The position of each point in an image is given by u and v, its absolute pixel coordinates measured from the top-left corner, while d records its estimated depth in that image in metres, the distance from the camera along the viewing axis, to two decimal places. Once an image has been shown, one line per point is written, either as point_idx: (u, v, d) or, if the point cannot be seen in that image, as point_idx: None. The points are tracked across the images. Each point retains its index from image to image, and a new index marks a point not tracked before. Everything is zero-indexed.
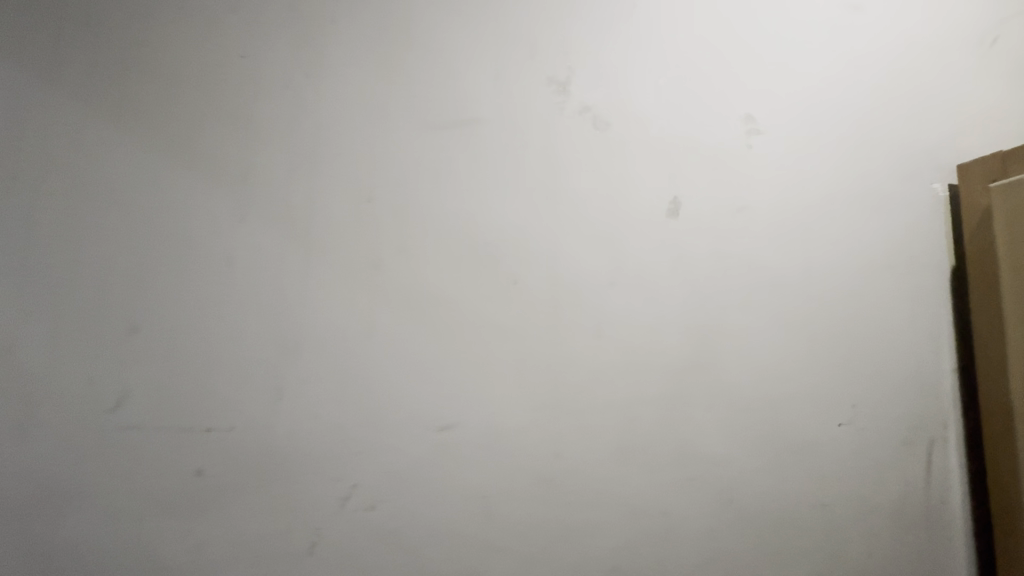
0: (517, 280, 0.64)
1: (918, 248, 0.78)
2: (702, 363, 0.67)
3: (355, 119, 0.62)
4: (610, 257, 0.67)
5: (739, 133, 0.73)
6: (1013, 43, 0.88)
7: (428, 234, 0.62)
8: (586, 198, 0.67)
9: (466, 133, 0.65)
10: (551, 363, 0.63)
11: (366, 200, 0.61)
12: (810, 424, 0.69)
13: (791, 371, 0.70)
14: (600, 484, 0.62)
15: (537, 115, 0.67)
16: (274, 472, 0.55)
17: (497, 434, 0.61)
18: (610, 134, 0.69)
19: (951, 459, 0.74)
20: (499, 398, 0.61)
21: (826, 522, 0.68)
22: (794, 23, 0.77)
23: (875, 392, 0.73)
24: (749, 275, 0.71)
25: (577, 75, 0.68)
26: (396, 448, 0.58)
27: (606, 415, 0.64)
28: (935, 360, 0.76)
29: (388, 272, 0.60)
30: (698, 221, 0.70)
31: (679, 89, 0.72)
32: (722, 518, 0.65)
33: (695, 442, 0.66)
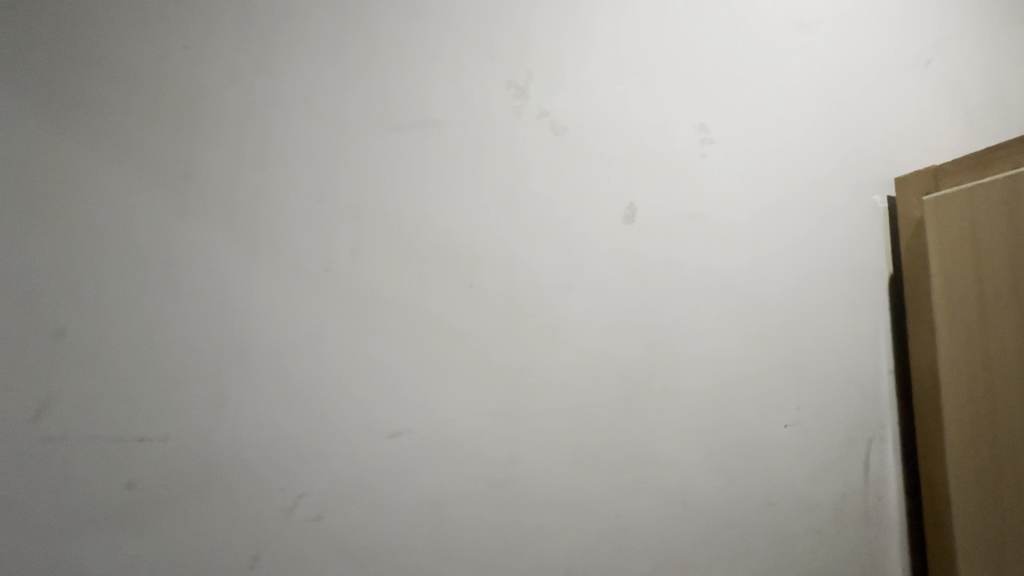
0: (473, 283, 0.63)
1: (858, 257, 0.82)
2: (655, 367, 0.68)
3: (307, 117, 0.60)
4: (567, 262, 0.67)
5: (693, 142, 0.75)
6: (945, 66, 0.94)
7: (381, 236, 0.61)
8: (543, 202, 0.67)
9: (424, 135, 0.64)
10: (507, 367, 0.63)
11: (317, 200, 0.59)
12: (757, 425, 0.72)
13: (740, 374, 0.72)
14: (553, 487, 0.62)
15: (494, 119, 0.67)
16: (214, 483, 0.53)
17: (450, 440, 0.60)
18: (567, 140, 0.69)
19: (887, 458, 0.78)
20: (453, 403, 0.61)
21: (772, 520, 0.70)
22: (746, 37, 0.80)
23: (818, 395, 0.75)
24: (702, 281, 0.72)
25: (536, 80, 0.69)
26: (345, 456, 0.57)
27: (561, 420, 0.64)
28: (874, 364, 0.80)
29: (340, 275, 0.59)
30: (653, 227, 0.71)
31: (636, 97, 0.73)
32: (673, 518, 0.66)
33: (648, 445, 0.67)
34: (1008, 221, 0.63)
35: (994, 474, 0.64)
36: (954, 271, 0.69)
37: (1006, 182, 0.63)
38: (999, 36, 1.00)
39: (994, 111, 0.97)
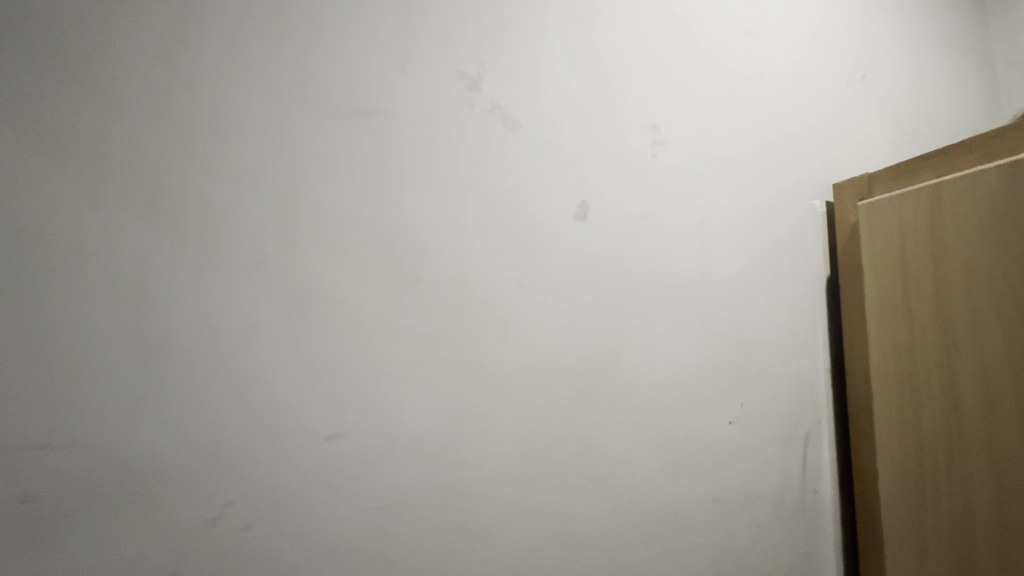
0: (420, 279, 0.61)
1: (799, 259, 0.85)
2: (604, 365, 0.68)
3: (242, 99, 0.56)
4: (518, 258, 0.66)
5: (645, 142, 0.76)
6: (879, 80, 0.99)
7: (322, 228, 0.58)
8: (494, 197, 0.66)
9: (370, 124, 0.61)
10: (454, 366, 0.61)
11: (251, 187, 0.55)
12: (702, 422, 0.73)
13: (686, 372, 0.73)
14: (500, 488, 0.61)
15: (444, 110, 0.65)
16: (129, 492, 0.48)
17: (392, 441, 0.58)
18: (520, 135, 0.68)
19: (823, 453, 0.81)
20: (396, 403, 0.58)
21: (715, 515, 0.72)
22: (696, 42, 0.81)
23: (760, 392, 0.78)
24: (651, 280, 0.73)
25: (489, 73, 0.67)
26: (278, 460, 0.53)
27: (509, 420, 0.63)
28: (812, 362, 0.83)
29: (275, 267, 0.55)
30: (604, 226, 0.71)
31: (589, 95, 0.73)
32: (620, 516, 0.66)
33: (596, 443, 0.66)
34: (932, 227, 0.67)
35: (917, 467, 0.67)
36: (883, 274, 0.73)
37: (931, 190, 0.67)
38: (927, 55, 1.07)
39: (922, 126, 1.03)
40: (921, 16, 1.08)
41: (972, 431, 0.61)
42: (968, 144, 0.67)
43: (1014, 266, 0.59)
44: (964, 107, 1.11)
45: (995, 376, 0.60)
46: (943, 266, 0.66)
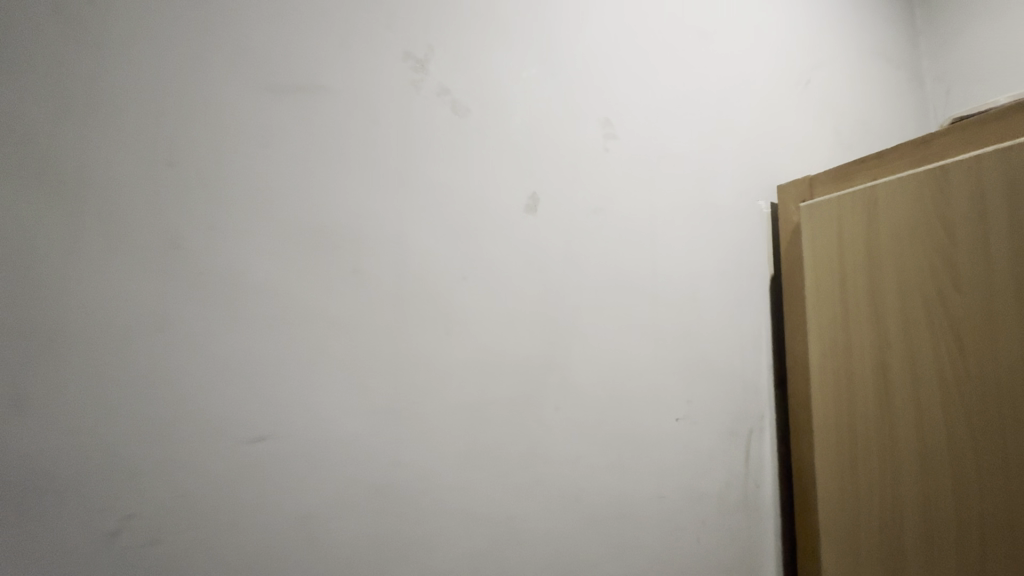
0: (358, 268, 0.57)
1: (745, 258, 0.86)
2: (552, 362, 0.67)
3: (158, 66, 0.50)
4: (464, 250, 0.63)
5: (597, 135, 0.74)
6: (821, 88, 1.02)
7: (249, 211, 0.53)
8: (440, 185, 0.63)
9: (305, 101, 0.57)
10: (393, 362, 0.57)
11: (167, 164, 0.50)
12: (649, 419, 0.72)
13: (635, 369, 0.72)
14: (441, 491, 0.58)
15: (388, 91, 0.61)
16: (8, 507, 0.42)
17: (324, 443, 0.53)
18: (469, 122, 0.65)
19: (764, 448, 0.82)
20: (330, 403, 0.54)
21: (661, 512, 0.71)
22: (650, 38, 0.81)
23: (706, 389, 0.78)
24: (601, 276, 0.72)
25: (437, 55, 0.64)
26: (192, 467, 0.48)
27: (452, 419, 0.60)
28: (755, 359, 0.84)
29: (192, 252, 0.50)
30: (554, 219, 0.70)
31: (541, 84, 0.71)
32: (566, 516, 0.65)
33: (543, 442, 0.64)
34: (868, 227, 0.69)
35: (851, 461, 0.69)
36: (822, 273, 0.75)
37: (867, 192, 0.69)
38: (864, 66, 1.12)
39: (859, 134, 1.08)
40: (860, 29, 1.13)
41: (902, 426, 0.64)
42: (901, 149, 0.69)
43: (942, 267, 0.61)
44: (897, 118, 1.17)
45: (923, 372, 0.62)
46: (877, 266, 0.68)
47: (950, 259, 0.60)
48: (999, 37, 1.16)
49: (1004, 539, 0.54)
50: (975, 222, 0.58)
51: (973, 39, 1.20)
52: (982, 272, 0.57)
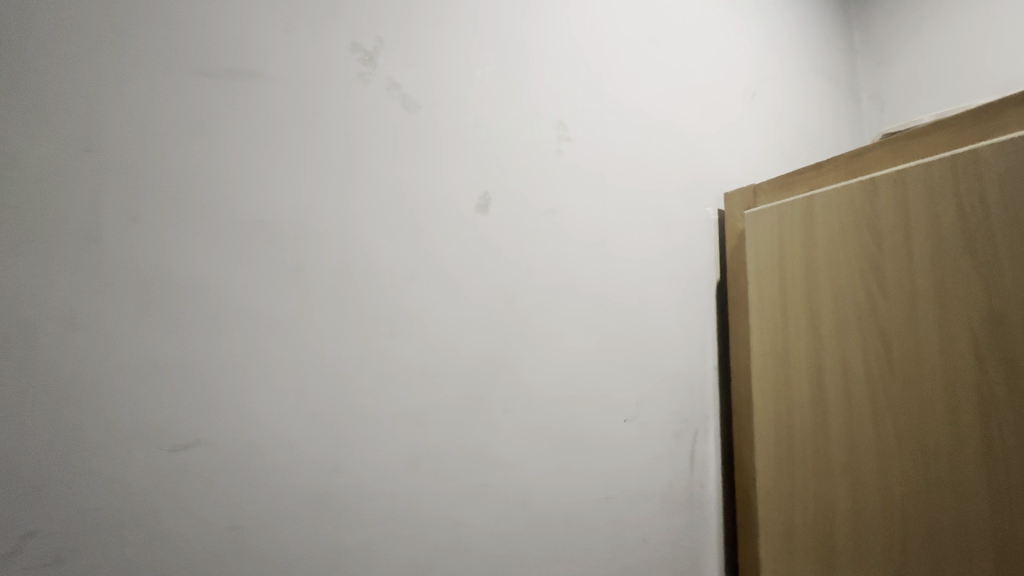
0: (298, 266, 0.54)
1: (693, 263, 0.88)
2: (501, 364, 0.66)
3: (76, 43, 0.47)
4: (412, 249, 0.61)
5: (551, 137, 0.74)
6: (767, 101, 1.07)
7: (177, 203, 0.49)
8: (388, 182, 0.61)
9: (243, 88, 0.54)
10: (334, 363, 0.55)
11: (85, 149, 0.46)
12: (598, 420, 0.73)
13: (584, 371, 0.73)
14: (384, 497, 0.56)
15: (334, 82, 0.59)
16: None
17: (256, 450, 0.50)
18: (420, 118, 0.64)
19: (709, 448, 0.84)
20: (264, 407, 0.51)
21: (608, 513, 0.72)
22: (605, 44, 0.82)
23: (654, 390, 0.79)
24: (552, 278, 0.72)
25: (387, 48, 0.62)
26: (106, 477, 0.44)
27: (396, 423, 0.58)
28: (701, 361, 0.86)
29: (112, 245, 0.46)
30: (506, 219, 0.69)
31: (495, 83, 0.70)
32: (512, 520, 0.64)
33: (491, 445, 0.64)
34: (805, 235, 0.72)
35: (788, 460, 0.72)
36: (764, 279, 0.78)
37: (805, 202, 0.73)
38: (806, 82, 1.18)
39: (801, 146, 1.13)
40: (804, 47, 1.19)
41: (835, 425, 0.66)
42: (835, 162, 0.73)
43: (872, 274, 0.64)
44: (836, 133, 1.24)
45: (853, 375, 0.65)
46: (814, 272, 0.71)
47: (878, 267, 0.64)
48: (926, 60, 1.25)
49: (924, 533, 0.57)
50: (901, 231, 0.62)
51: (904, 61, 1.29)
52: (907, 279, 0.61)
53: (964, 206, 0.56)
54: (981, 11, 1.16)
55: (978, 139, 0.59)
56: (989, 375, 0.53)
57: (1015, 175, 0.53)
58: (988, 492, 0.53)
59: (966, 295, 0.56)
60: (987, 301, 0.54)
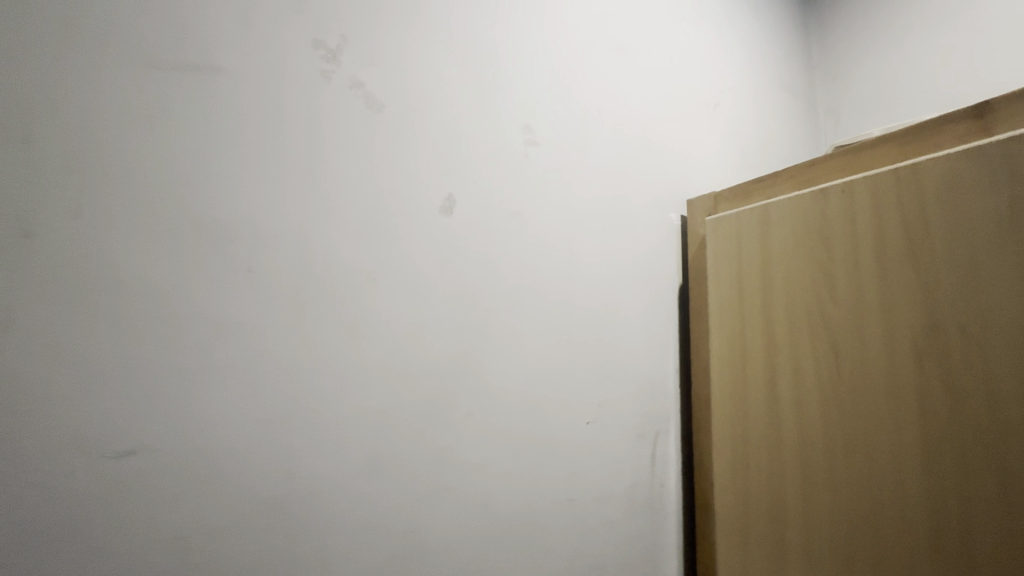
0: (254, 267, 0.53)
1: (656, 268, 0.90)
2: (465, 367, 0.66)
3: (16, 29, 0.44)
4: (375, 250, 0.61)
5: (518, 141, 0.75)
6: (729, 111, 1.10)
7: (125, 199, 0.48)
8: (350, 182, 0.60)
9: (198, 82, 0.52)
10: (291, 366, 0.54)
11: (23, 140, 0.44)
12: (561, 423, 0.73)
13: (548, 374, 0.73)
14: (341, 503, 0.55)
15: (295, 79, 0.58)
16: None
17: (206, 456, 0.49)
18: (384, 118, 0.63)
19: (670, 449, 0.86)
20: (216, 412, 0.50)
21: (570, 515, 0.72)
22: (572, 50, 0.83)
23: (617, 393, 0.81)
24: (517, 281, 0.72)
25: (352, 47, 0.62)
26: (42, 486, 0.42)
27: (355, 427, 0.57)
28: (663, 364, 0.88)
29: (52, 242, 0.44)
30: (471, 222, 0.69)
31: (462, 86, 0.70)
32: (474, 523, 0.64)
33: (453, 449, 0.63)
34: (762, 242, 0.75)
35: (744, 461, 0.74)
36: (723, 284, 0.80)
37: (762, 210, 0.75)
38: (767, 94, 1.22)
39: (762, 155, 1.17)
40: (765, 59, 1.23)
41: (787, 426, 0.69)
42: (790, 172, 0.76)
43: (822, 280, 0.67)
44: (794, 144, 1.29)
45: (804, 378, 0.67)
46: (769, 278, 0.73)
47: (828, 274, 0.66)
48: (878, 76, 1.31)
49: (868, 532, 0.59)
50: (849, 240, 0.65)
51: (857, 78, 1.35)
52: (854, 285, 0.64)
53: (907, 217, 0.59)
54: (927, 32, 1.23)
55: (920, 153, 0.62)
56: (927, 379, 0.56)
57: (952, 189, 0.56)
58: (926, 492, 0.55)
59: (907, 303, 0.59)
60: (926, 308, 0.57)
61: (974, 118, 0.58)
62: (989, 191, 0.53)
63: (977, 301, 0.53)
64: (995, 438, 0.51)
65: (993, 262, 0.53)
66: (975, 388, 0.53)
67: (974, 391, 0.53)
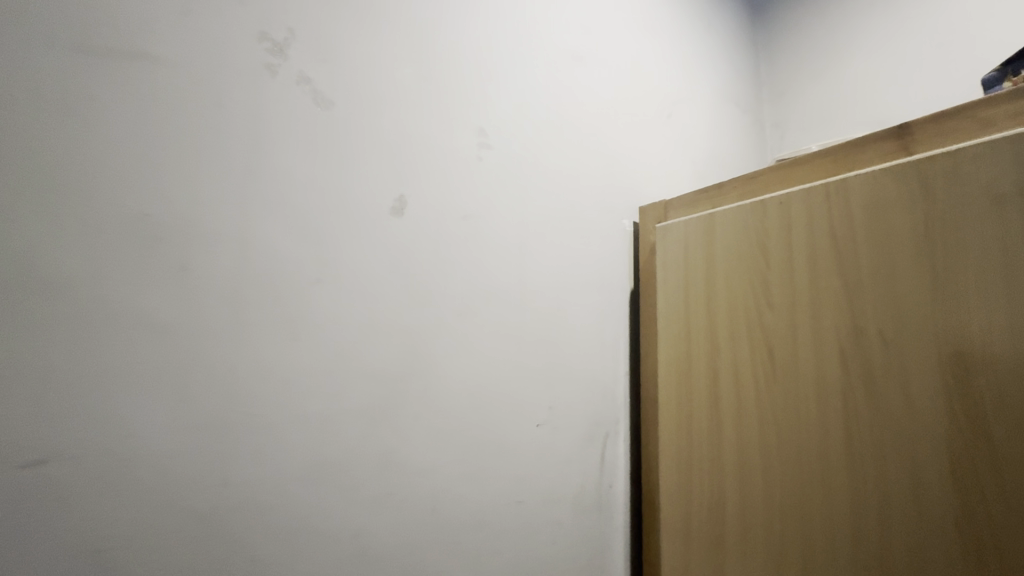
0: (188, 265, 0.51)
1: (608, 273, 0.92)
2: (413, 370, 0.65)
3: None
4: (320, 250, 0.59)
5: (471, 143, 0.75)
6: (681, 122, 1.14)
7: (43, 189, 0.44)
8: (295, 179, 0.58)
9: (130, 68, 0.49)
10: (227, 369, 0.52)
11: None
12: (510, 426, 0.74)
13: (498, 377, 0.73)
14: (279, 511, 0.53)
15: (237, 71, 0.56)
16: None
17: (130, 464, 0.46)
18: (333, 115, 0.62)
19: (619, 451, 0.88)
20: (142, 418, 0.47)
21: (519, 517, 0.73)
22: (528, 55, 0.84)
23: (567, 395, 0.82)
24: (469, 283, 0.72)
25: (300, 41, 0.60)
26: None
27: (296, 432, 0.55)
28: (613, 367, 0.90)
29: None
30: (423, 224, 0.68)
31: (416, 87, 0.70)
32: (420, 528, 0.63)
33: (399, 453, 0.62)
34: (707, 250, 0.77)
35: (687, 462, 0.76)
36: (671, 290, 0.82)
37: (708, 219, 0.78)
38: (717, 107, 1.27)
39: (711, 166, 1.21)
40: (716, 74, 1.28)
41: (727, 428, 0.71)
42: (734, 183, 0.79)
43: (760, 287, 0.70)
44: (742, 156, 1.34)
45: (743, 382, 0.70)
46: (713, 284, 0.76)
47: (766, 281, 0.69)
48: (818, 95, 1.39)
49: (798, 528, 0.62)
50: (785, 249, 0.68)
51: (800, 95, 1.43)
52: (790, 293, 0.67)
53: (836, 230, 0.63)
54: (861, 55, 1.32)
55: (849, 169, 0.66)
56: (852, 383, 0.60)
57: (876, 203, 0.60)
58: (850, 489, 0.58)
59: (835, 310, 0.62)
60: (852, 315, 0.61)
61: (896, 138, 0.62)
62: (907, 206, 0.57)
63: (895, 309, 0.57)
64: (910, 438, 0.55)
65: (910, 274, 0.57)
66: (892, 391, 0.57)
67: (892, 393, 0.57)
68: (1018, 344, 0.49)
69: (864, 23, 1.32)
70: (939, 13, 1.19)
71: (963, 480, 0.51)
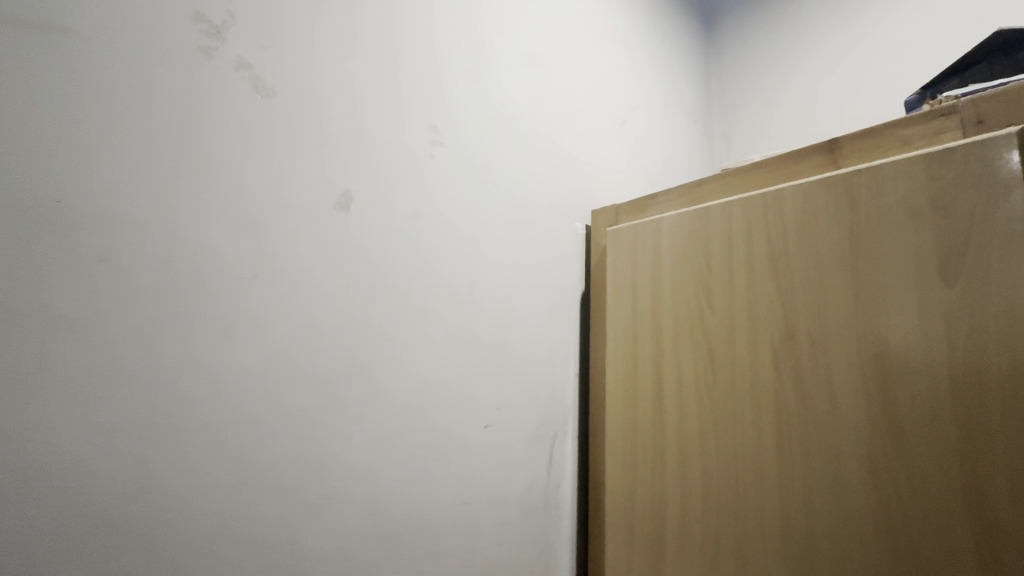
0: (108, 256, 0.47)
1: (559, 274, 0.93)
2: (356, 370, 0.63)
3: None
4: (257, 243, 0.57)
5: (422, 140, 0.73)
6: (635, 128, 1.16)
7: None
8: (231, 168, 0.55)
9: (44, 43, 0.46)
10: (151, 368, 0.49)
11: None
12: (457, 427, 0.73)
13: (445, 378, 0.72)
14: (205, 518, 0.50)
15: (169, 52, 0.52)
16: None
17: (34, 471, 0.42)
18: (275, 104, 0.59)
19: (566, 451, 0.89)
20: (50, 421, 0.43)
21: (464, 518, 0.72)
22: (483, 54, 0.84)
23: (516, 396, 0.82)
24: (417, 281, 0.71)
25: (240, 26, 0.57)
26: None
27: (227, 434, 0.52)
28: (563, 368, 0.91)
29: None
30: (370, 219, 0.66)
31: (365, 79, 0.68)
32: (360, 532, 0.61)
33: (339, 456, 0.60)
34: (654, 254, 0.79)
35: (632, 461, 0.77)
36: (620, 292, 0.84)
37: (655, 223, 0.80)
38: (670, 116, 1.30)
39: (663, 172, 1.24)
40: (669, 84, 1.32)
41: (670, 428, 0.73)
42: (680, 190, 0.81)
43: (702, 291, 0.72)
44: (693, 164, 1.38)
45: (685, 382, 0.72)
46: (659, 287, 0.78)
47: (708, 285, 0.72)
48: (763, 109, 1.46)
49: (734, 523, 0.64)
50: (726, 255, 0.70)
51: (748, 108, 1.49)
52: (729, 296, 0.69)
53: (772, 236, 0.66)
54: (802, 73, 1.39)
55: (785, 179, 0.69)
56: (784, 383, 0.62)
57: (809, 213, 0.63)
58: (780, 484, 0.61)
59: (771, 313, 0.65)
60: (784, 319, 0.64)
61: (827, 152, 0.66)
62: (837, 216, 0.61)
63: (824, 313, 0.60)
64: (835, 435, 0.58)
65: (837, 280, 0.60)
66: (819, 390, 0.60)
67: (819, 393, 0.60)
68: (930, 347, 0.53)
69: (806, 43, 1.39)
70: (870, 37, 1.27)
71: (880, 474, 0.54)
